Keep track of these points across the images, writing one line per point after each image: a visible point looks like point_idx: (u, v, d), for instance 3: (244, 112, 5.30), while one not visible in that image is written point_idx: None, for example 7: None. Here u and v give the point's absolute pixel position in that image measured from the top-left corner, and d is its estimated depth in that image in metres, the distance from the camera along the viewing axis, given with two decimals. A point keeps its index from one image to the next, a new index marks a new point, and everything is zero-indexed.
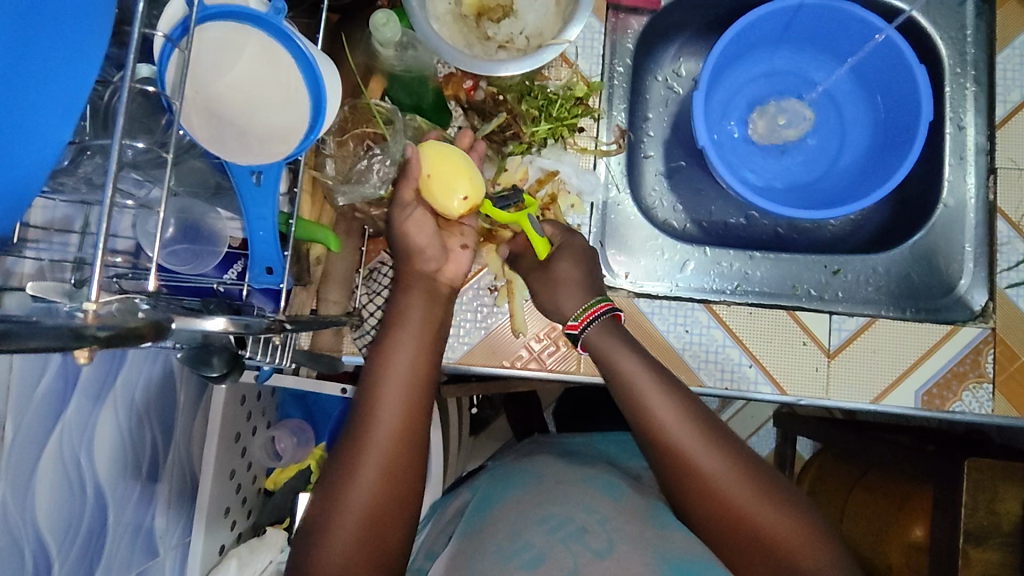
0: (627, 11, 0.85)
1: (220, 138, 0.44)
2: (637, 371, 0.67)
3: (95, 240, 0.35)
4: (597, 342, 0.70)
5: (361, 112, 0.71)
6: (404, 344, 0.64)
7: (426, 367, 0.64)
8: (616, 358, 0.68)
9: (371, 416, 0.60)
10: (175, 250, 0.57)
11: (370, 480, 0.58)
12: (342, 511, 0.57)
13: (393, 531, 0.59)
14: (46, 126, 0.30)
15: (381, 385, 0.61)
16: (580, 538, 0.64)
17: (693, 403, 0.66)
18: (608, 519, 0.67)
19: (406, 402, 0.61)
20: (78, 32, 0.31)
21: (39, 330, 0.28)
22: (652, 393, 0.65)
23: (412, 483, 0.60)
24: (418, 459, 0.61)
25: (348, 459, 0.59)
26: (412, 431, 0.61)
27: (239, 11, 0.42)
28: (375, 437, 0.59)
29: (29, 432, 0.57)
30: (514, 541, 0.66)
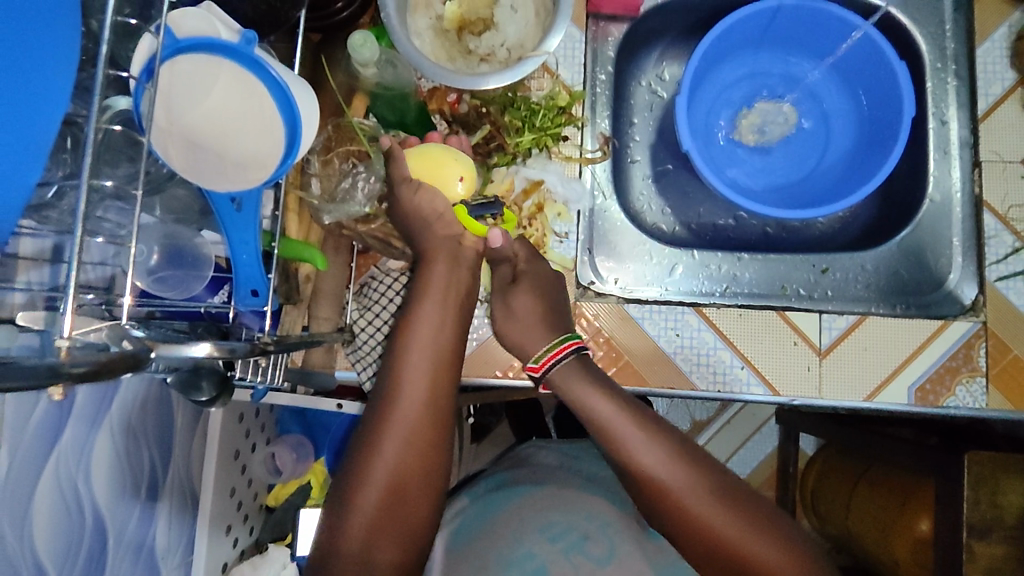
0: (607, 19, 0.86)
1: (196, 168, 0.45)
2: (613, 418, 0.65)
3: (66, 276, 0.37)
4: (565, 387, 0.69)
5: (345, 131, 0.72)
6: (425, 321, 0.65)
7: (446, 348, 0.65)
8: (592, 400, 0.67)
9: (393, 397, 0.61)
10: (161, 276, 0.56)
11: (391, 460, 0.59)
12: (363, 491, 0.59)
13: (415, 510, 0.60)
14: (16, 172, 0.31)
15: (403, 365, 0.63)
16: (581, 548, 0.72)
17: (667, 439, 0.65)
18: (608, 524, 0.75)
19: (428, 382, 0.63)
20: (46, 78, 0.32)
21: (15, 370, 0.29)
22: (621, 432, 0.65)
23: (434, 464, 0.61)
24: (441, 439, 0.62)
25: (372, 436, 0.60)
26: (433, 413, 0.62)
27: (210, 43, 0.43)
28: (398, 416, 0.61)
29: (24, 460, 0.58)
30: (517, 549, 0.72)
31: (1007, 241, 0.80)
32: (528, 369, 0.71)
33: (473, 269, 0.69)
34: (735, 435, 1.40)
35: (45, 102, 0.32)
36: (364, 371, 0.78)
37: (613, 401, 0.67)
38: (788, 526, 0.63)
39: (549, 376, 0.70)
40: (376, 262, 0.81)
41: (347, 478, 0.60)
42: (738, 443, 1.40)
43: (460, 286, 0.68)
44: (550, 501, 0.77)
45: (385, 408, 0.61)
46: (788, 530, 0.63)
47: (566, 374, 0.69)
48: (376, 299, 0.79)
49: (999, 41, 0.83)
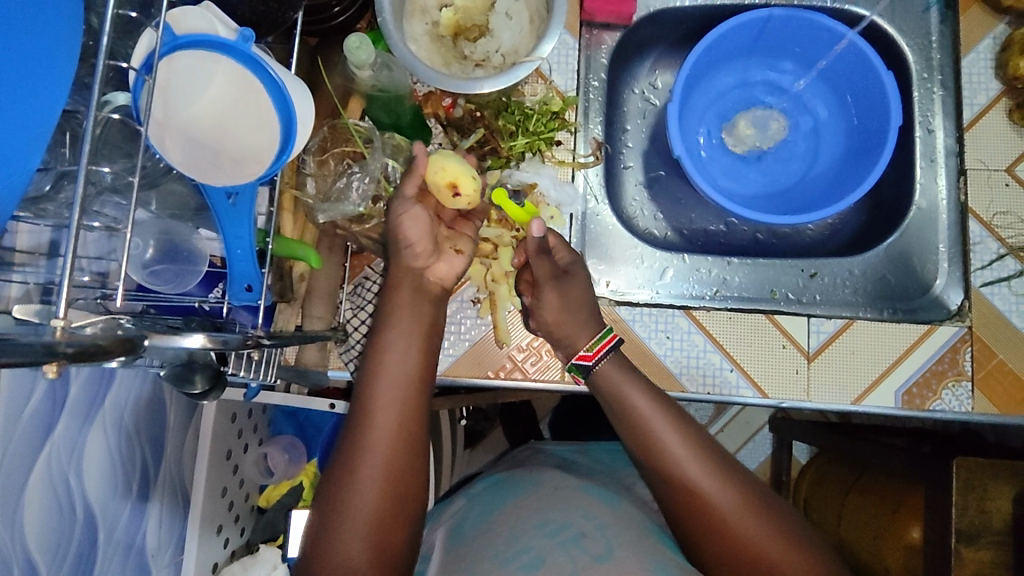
0: (600, 27, 0.87)
1: (197, 163, 0.47)
2: (649, 413, 0.68)
3: (62, 263, 0.37)
4: (610, 383, 0.71)
5: (341, 132, 0.73)
6: (394, 345, 0.65)
7: (417, 369, 0.65)
8: (632, 396, 0.69)
9: (367, 423, 0.61)
10: (156, 270, 0.58)
11: (370, 481, 0.59)
12: (345, 512, 0.59)
13: (397, 530, 0.60)
14: (16, 157, 0.32)
15: (374, 390, 0.63)
16: (578, 543, 0.68)
17: (701, 440, 0.66)
18: (605, 526, 0.71)
19: (401, 407, 0.63)
20: (46, 67, 0.33)
21: (11, 348, 0.30)
22: (658, 427, 0.67)
23: (412, 484, 0.62)
24: (416, 460, 0.62)
25: (348, 464, 0.60)
26: (408, 433, 0.62)
27: (209, 39, 0.44)
28: (372, 443, 0.60)
29: (17, 452, 0.58)
30: (512, 544, 0.69)
31: (992, 247, 0.82)
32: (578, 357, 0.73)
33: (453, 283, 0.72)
34: (728, 444, 1.40)
35: (44, 89, 0.32)
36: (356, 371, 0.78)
37: (652, 400, 0.69)
38: (808, 535, 0.63)
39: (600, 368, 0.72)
40: (370, 262, 0.81)
41: (328, 500, 0.60)
42: (730, 451, 1.41)
43: (425, 312, 0.69)
44: (545, 501, 0.77)
45: (360, 430, 0.61)
46: (808, 541, 0.63)
47: (612, 370, 0.71)
48: (369, 299, 0.80)
49: (983, 52, 0.85)
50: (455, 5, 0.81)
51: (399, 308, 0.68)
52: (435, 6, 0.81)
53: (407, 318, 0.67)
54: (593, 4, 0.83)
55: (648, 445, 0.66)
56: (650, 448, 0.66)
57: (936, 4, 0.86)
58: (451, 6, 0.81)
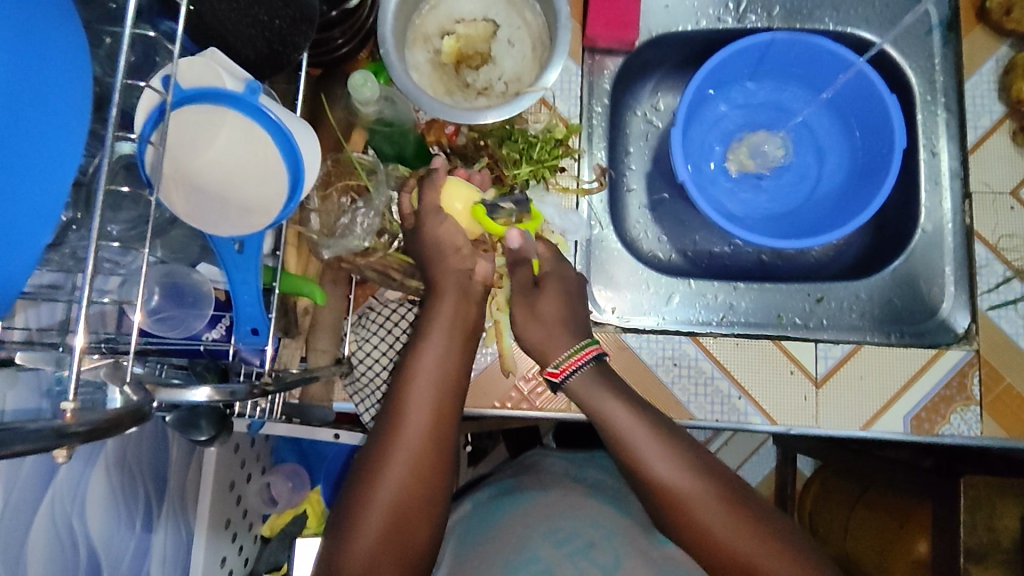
0: (603, 53, 0.87)
1: (200, 212, 0.46)
2: (625, 426, 0.66)
3: (77, 316, 0.36)
4: (591, 397, 0.69)
5: (344, 166, 0.72)
6: (434, 347, 0.66)
7: (454, 372, 0.66)
8: (608, 410, 0.67)
9: (401, 418, 0.62)
10: (162, 317, 0.57)
11: (398, 477, 0.60)
12: (367, 509, 0.59)
13: (415, 532, 0.60)
14: (28, 231, 0.32)
15: (411, 385, 0.64)
16: (587, 554, 0.71)
17: (683, 448, 0.65)
18: (614, 534, 0.74)
19: (434, 405, 0.64)
20: (56, 137, 0.32)
21: (23, 434, 0.29)
22: (637, 438, 0.65)
23: (436, 488, 0.62)
24: (444, 462, 0.63)
25: (378, 455, 0.61)
26: (440, 437, 0.63)
27: (215, 93, 0.43)
28: (405, 437, 0.61)
29: (21, 499, 0.57)
30: (522, 554, 0.71)
31: (998, 270, 0.82)
32: (547, 373, 0.72)
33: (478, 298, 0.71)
34: (732, 458, 1.38)
35: (56, 163, 0.32)
36: (362, 403, 0.79)
37: (629, 410, 0.67)
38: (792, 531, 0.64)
39: (570, 383, 0.70)
40: (374, 292, 0.81)
41: (353, 497, 0.60)
42: (734, 465, 1.38)
43: (465, 317, 0.69)
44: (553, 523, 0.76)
45: (393, 428, 0.62)
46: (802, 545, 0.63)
47: (582, 385, 0.70)
48: (375, 330, 0.80)
49: (986, 75, 0.85)
50: (457, 32, 0.81)
51: (440, 310, 0.68)
52: (437, 34, 0.81)
53: (446, 326, 0.68)
54: (596, 30, 0.83)
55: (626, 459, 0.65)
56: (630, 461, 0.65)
57: (939, 27, 0.86)
58: (453, 34, 0.81)
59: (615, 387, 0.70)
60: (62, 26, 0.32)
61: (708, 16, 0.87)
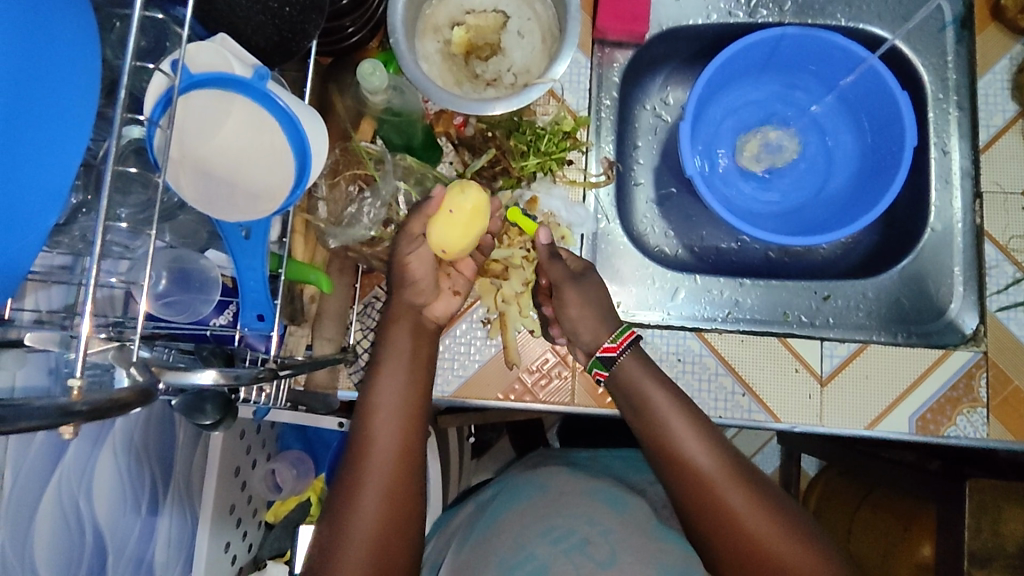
0: (612, 46, 0.86)
1: (209, 198, 0.46)
2: (667, 410, 0.69)
3: (84, 300, 0.37)
4: (634, 381, 0.71)
5: (352, 155, 0.73)
6: (394, 374, 0.67)
7: (422, 367, 0.70)
8: (654, 394, 0.70)
9: (380, 410, 0.65)
10: (169, 301, 0.57)
11: (386, 466, 0.62)
12: (348, 534, 0.59)
13: (399, 551, 0.61)
14: (34, 214, 0.32)
15: (382, 378, 0.67)
16: (583, 550, 0.69)
17: (718, 438, 0.68)
18: (610, 531, 0.73)
19: (411, 395, 0.66)
20: (63, 121, 0.32)
21: (29, 410, 0.30)
22: (674, 422, 0.68)
23: (417, 493, 0.63)
24: (416, 484, 0.63)
25: (359, 448, 0.63)
26: (412, 457, 0.64)
27: (224, 78, 0.43)
28: (384, 426, 0.64)
29: (27, 479, 0.58)
30: (519, 553, 0.70)
31: (1008, 271, 0.81)
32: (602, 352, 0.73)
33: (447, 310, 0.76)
34: None
35: (63, 148, 0.32)
36: None
37: (673, 398, 0.70)
38: (809, 528, 0.65)
39: (623, 361, 0.72)
40: (381, 282, 0.81)
41: (331, 525, 0.60)
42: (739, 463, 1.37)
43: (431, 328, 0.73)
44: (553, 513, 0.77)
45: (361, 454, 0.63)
46: (828, 551, 0.64)
47: (634, 363, 0.73)
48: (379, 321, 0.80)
49: (1000, 73, 0.84)
50: (467, 23, 0.81)
51: (397, 341, 0.70)
52: (447, 25, 0.81)
53: (408, 352, 0.70)
54: (605, 23, 0.82)
55: (663, 442, 0.68)
56: (666, 444, 0.67)
57: (953, 24, 0.85)
58: (463, 24, 0.81)
59: (660, 375, 0.72)
60: (68, 12, 0.33)
61: (719, 10, 0.86)
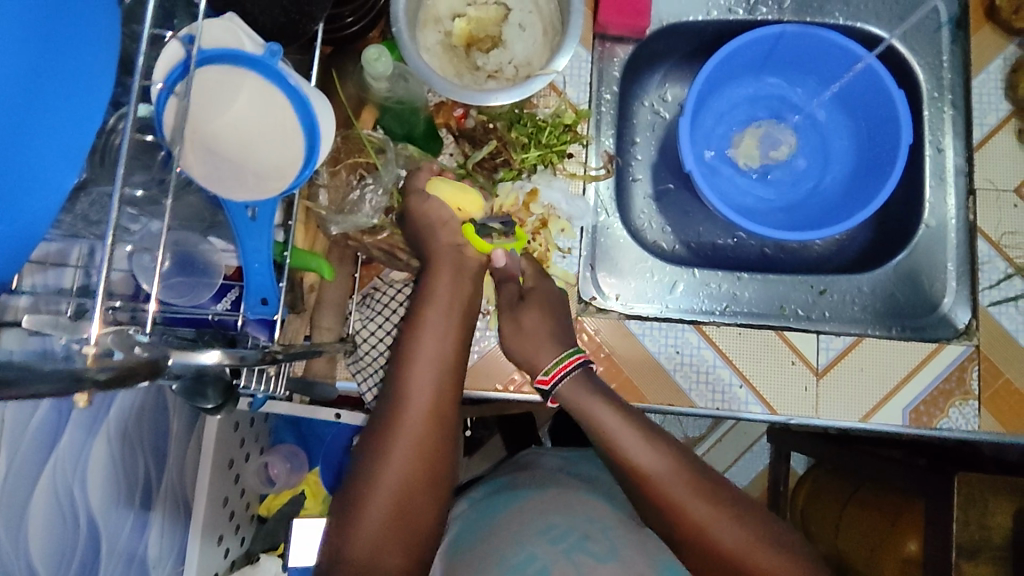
0: (613, 40, 0.87)
1: (216, 174, 0.46)
2: (616, 425, 0.66)
3: (97, 277, 0.36)
4: (579, 396, 0.69)
5: (353, 142, 0.74)
6: (433, 332, 0.66)
7: (454, 351, 0.66)
8: (598, 409, 0.67)
9: (404, 397, 0.62)
10: (172, 283, 0.58)
11: (404, 457, 0.60)
12: (371, 494, 0.59)
13: (419, 518, 0.60)
14: (49, 176, 0.31)
15: (411, 362, 0.64)
16: (583, 547, 0.70)
17: (673, 449, 0.65)
18: (609, 527, 0.74)
19: (436, 384, 0.63)
20: (82, 82, 0.32)
21: (41, 376, 0.29)
22: (626, 440, 0.65)
23: (437, 481, 0.61)
24: (440, 472, 0.61)
25: (381, 434, 0.61)
26: (442, 421, 0.62)
27: (236, 54, 0.44)
28: (409, 415, 0.61)
29: (21, 464, 0.57)
30: (518, 551, 0.70)
31: (1000, 266, 0.83)
32: (539, 380, 0.72)
33: (475, 279, 0.71)
34: (725, 455, 1.36)
35: (82, 112, 0.32)
36: (364, 382, 0.77)
37: (620, 413, 0.67)
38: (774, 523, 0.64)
39: (560, 389, 0.70)
40: (380, 273, 0.81)
41: (356, 481, 0.60)
42: (728, 461, 1.37)
43: (462, 294, 0.69)
44: (552, 505, 0.77)
45: (394, 413, 0.62)
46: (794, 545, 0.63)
47: (573, 386, 0.70)
48: (379, 309, 0.79)
49: (993, 73, 0.86)
50: (469, 15, 0.81)
51: (438, 290, 0.68)
52: (448, 16, 0.81)
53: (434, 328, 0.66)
54: (607, 17, 0.83)
55: (618, 459, 0.65)
56: (622, 461, 0.64)
57: (948, 24, 0.87)
58: (465, 16, 0.81)
59: (604, 390, 0.69)
60: None
61: (719, 7, 0.87)
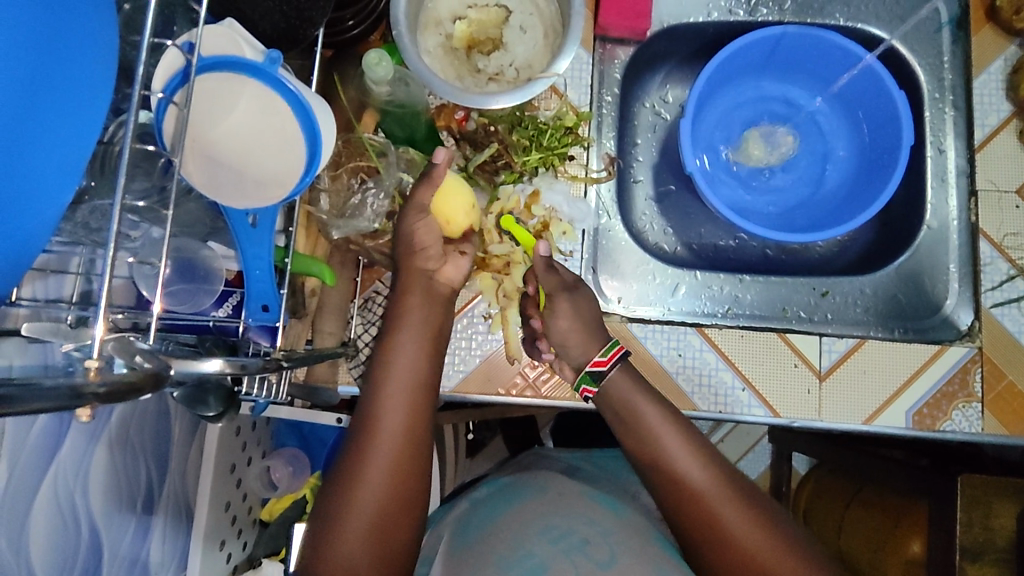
0: (614, 42, 0.87)
1: (217, 182, 0.46)
2: (658, 423, 0.69)
3: (99, 287, 0.36)
4: (621, 392, 0.71)
5: (355, 146, 0.73)
6: (405, 354, 0.67)
7: (426, 374, 0.66)
8: (642, 407, 0.70)
9: (374, 423, 0.62)
10: (173, 290, 0.56)
11: (377, 483, 0.60)
12: (348, 514, 0.58)
13: (397, 538, 0.60)
14: (49, 187, 0.31)
15: (383, 388, 0.64)
16: (582, 550, 0.68)
17: (709, 453, 0.67)
18: (609, 532, 0.72)
19: (409, 409, 0.64)
20: (82, 92, 0.32)
21: (41, 392, 0.29)
22: (666, 437, 0.67)
23: (410, 505, 0.61)
24: (413, 497, 0.61)
25: (354, 460, 0.61)
26: (416, 441, 0.63)
27: (236, 61, 0.43)
28: (380, 440, 0.61)
29: (23, 472, 0.57)
30: (516, 551, 0.69)
31: (1002, 268, 0.82)
32: (595, 362, 0.72)
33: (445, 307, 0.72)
34: (727, 456, 1.35)
35: (81, 122, 0.32)
36: None
37: (664, 413, 0.70)
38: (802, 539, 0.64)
39: (614, 374, 0.71)
40: (381, 277, 0.80)
41: (329, 509, 0.59)
42: (730, 462, 1.36)
43: (433, 319, 0.70)
44: (554, 507, 0.77)
45: (365, 439, 0.62)
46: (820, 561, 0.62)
47: (625, 377, 0.72)
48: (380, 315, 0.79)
49: (995, 74, 0.86)
50: (469, 17, 0.81)
51: (410, 314, 0.69)
52: (449, 19, 0.81)
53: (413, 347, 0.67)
54: (607, 19, 0.82)
55: (654, 454, 0.67)
56: (658, 456, 0.67)
57: (949, 25, 0.86)
58: (465, 19, 0.81)
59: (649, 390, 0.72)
60: None
61: (720, 8, 0.87)
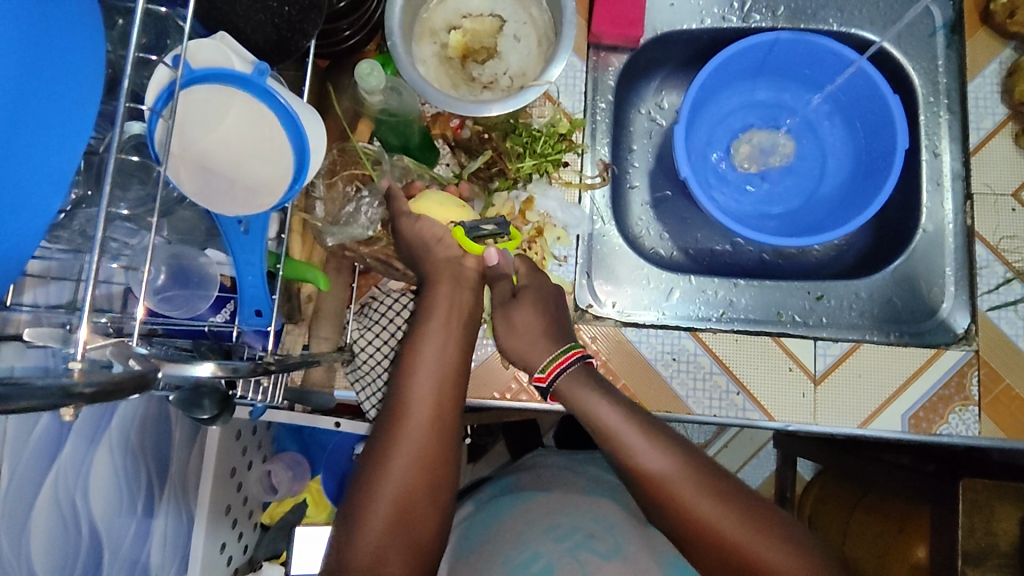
0: (607, 50, 0.88)
1: (208, 190, 0.47)
2: (618, 423, 0.66)
3: (84, 292, 0.37)
4: (578, 401, 0.69)
5: (349, 154, 0.77)
6: (430, 344, 0.67)
7: (453, 362, 0.67)
8: (600, 407, 0.68)
9: (402, 410, 0.63)
10: (168, 295, 0.59)
11: (403, 470, 0.60)
12: (372, 501, 0.59)
13: (420, 526, 0.60)
14: (36, 195, 0.32)
15: (411, 376, 0.65)
16: (587, 546, 0.70)
17: (678, 445, 0.65)
18: (614, 525, 0.74)
19: (436, 395, 0.64)
20: (69, 104, 0.33)
21: (30, 391, 0.30)
22: (628, 435, 0.65)
23: (438, 491, 0.62)
24: (442, 482, 0.62)
25: (382, 447, 0.62)
26: (443, 428, 0.63)
27: (226, 74, 0.45)
28: (409, 428, 0.62)
29: (23, 472, 0.60)
30: (523, 551, 0.70)
31: (999, 271, 0.82)
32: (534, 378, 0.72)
33: (475, 289, 0.71)
34: (731, 461, 1.34)
35: (71, 131, 0.33)
36: (364, 393, 0.78)
37: (623, 412, 0.67)
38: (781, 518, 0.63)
39: (556, 385, 0.71)
40: (378, 282, 0.82)
41: (357, 495, 0.60)
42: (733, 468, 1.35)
43: (461, 307, 0.70)
44: (553, 506, 0.77)
45: (393, 426, 0.62)
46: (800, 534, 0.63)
47: (570, 383, 0.71)
48: (376, 319, 0.81)
49: (989, 77, 0.86)
50: (464, 27, 0.82)
51: (437, 303, 0.69)
52: (444, 29, 0.82)
53: (442, 333, 0.68)
54: (600, 27, 0.83)
55: (621, 453, 0.65)
56: (624, 456, 0.65)
57: (943, 29, 0.87)
58: (460, 28, 0.82)
59: (604, 388, 0.70)
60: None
61: (713, 15, 0.88)
